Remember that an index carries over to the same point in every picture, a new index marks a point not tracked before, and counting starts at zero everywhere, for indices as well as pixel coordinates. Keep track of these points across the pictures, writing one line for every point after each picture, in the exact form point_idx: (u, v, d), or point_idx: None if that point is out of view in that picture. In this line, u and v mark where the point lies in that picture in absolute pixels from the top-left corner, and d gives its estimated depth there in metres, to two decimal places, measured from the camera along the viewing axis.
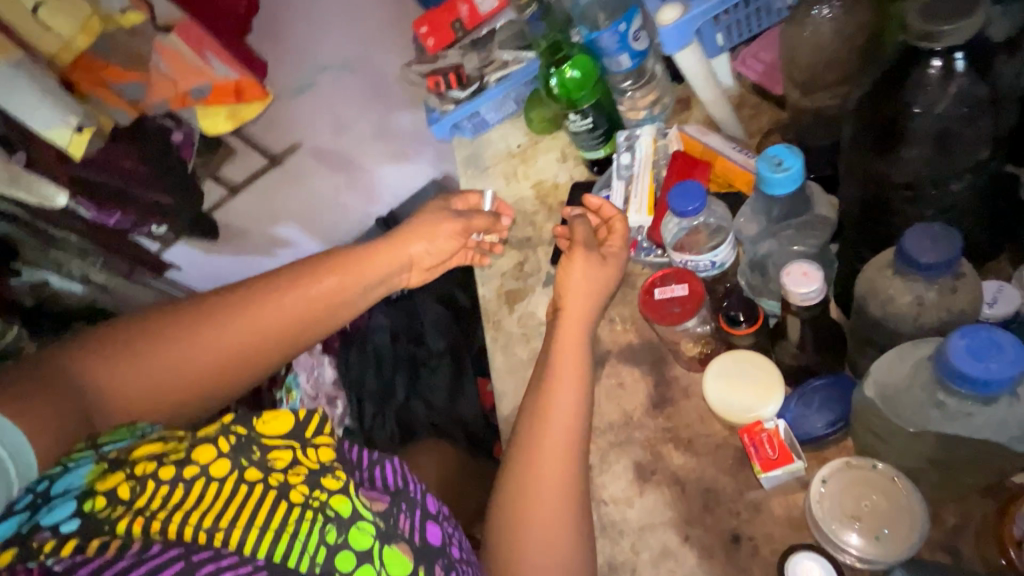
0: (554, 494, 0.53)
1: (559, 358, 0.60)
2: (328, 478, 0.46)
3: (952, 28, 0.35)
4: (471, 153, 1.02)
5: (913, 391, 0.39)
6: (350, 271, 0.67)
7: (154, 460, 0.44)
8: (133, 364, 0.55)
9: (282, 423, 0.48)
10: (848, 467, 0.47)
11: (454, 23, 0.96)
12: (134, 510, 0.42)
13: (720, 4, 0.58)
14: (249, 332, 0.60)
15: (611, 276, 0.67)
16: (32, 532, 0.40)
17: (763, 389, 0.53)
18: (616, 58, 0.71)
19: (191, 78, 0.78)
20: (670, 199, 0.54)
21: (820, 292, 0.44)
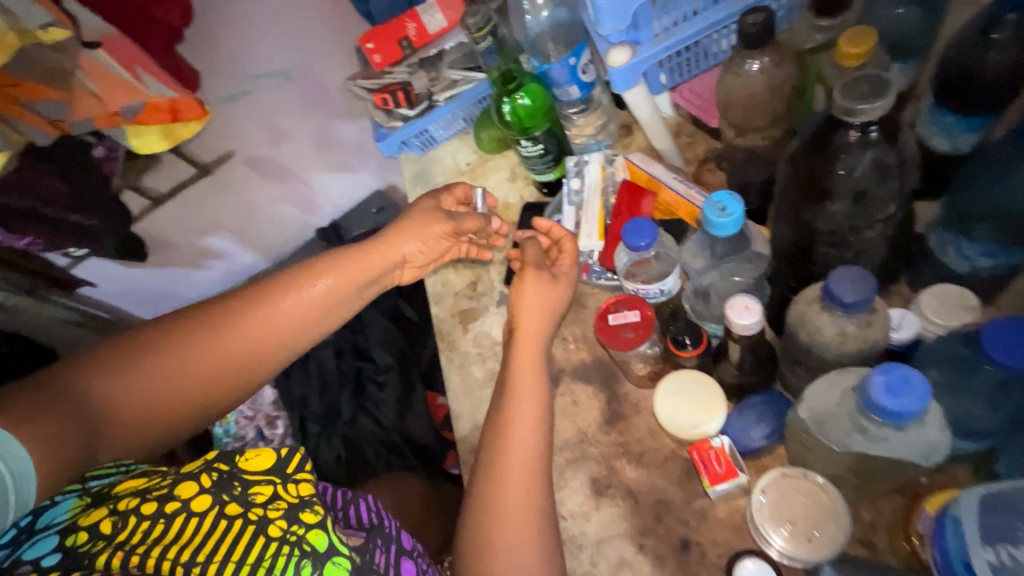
0: (527, 508, 0.53)
1: (517, 372, 0.61)
2: (306, 513, 0.44)
3: (867, 108, 0.40)
4: (420, 169, 1.04)
5: (841, 415, 0.45)
6: (341, 273, 0.63)
7: (138, 495, 0.43)
8: (111, 384, 0.51)
9: (264, 459, 0.46)
10: (783, 477, 0.52)
11: (402, 40, 0.95)
12: (116, 544, 0.40)
13: (668, 48, 0.59)
14: (232, 346, 0.56)
15: (560, 295, 0.67)
16: (13, 567, 0.38)
17: (707, 407, 0.58)
18: (565, 89, 0.73)
19: (122, 97, 0.75)
20: (624, 233, 0.56)
21: (759, 323, 0.48)
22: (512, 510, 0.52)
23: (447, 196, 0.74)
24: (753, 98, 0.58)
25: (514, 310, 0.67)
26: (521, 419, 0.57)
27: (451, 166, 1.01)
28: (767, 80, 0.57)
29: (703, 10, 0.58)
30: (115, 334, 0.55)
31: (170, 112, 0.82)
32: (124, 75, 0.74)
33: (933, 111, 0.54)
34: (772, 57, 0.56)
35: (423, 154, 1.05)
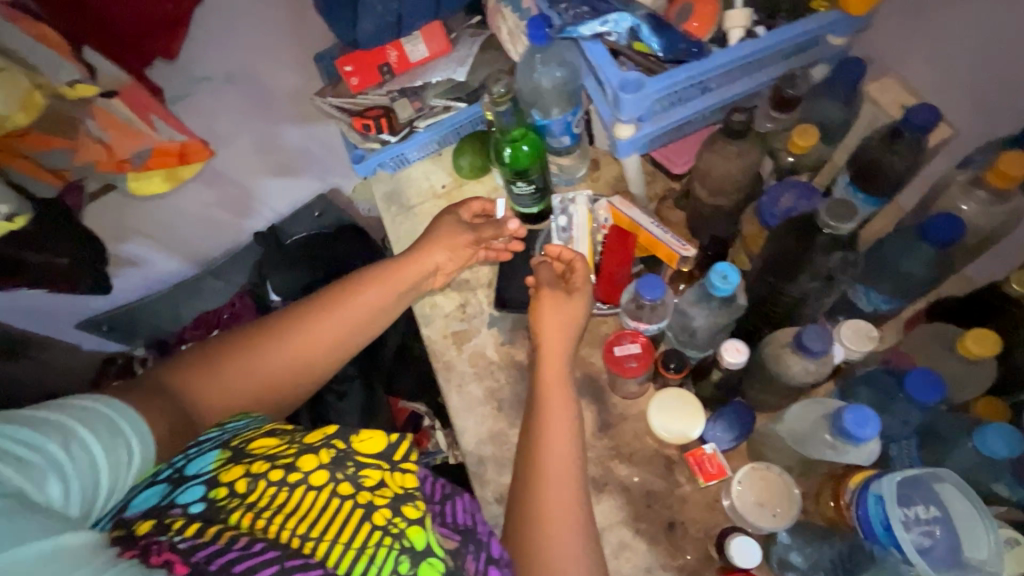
0: (564, 480, 0.65)
1: (545, 385, 0.72)
2: (408, 507, 0.47)
3: (845, 226, 0.56)
4: (392, 190, 1.06)
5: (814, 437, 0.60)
6: (383, 287, 0.76)
7: (269, 461, 0.49)
8: (203, 378, 0.65)
9: (376, 442, 0.51)
10: (754, 469, 0.68)
11: (382, 65, 0.97)
12: (247, 504, 0.46)
13: (663, 126, 0.72)
14: (293, 348, 0.69)
15: (580, 305, 0.78)
16: (168, 507, 0.47)
17: (692, 417, 0.73)
18: (560, 138, 0.84)
19: (129, 144, 0.77)
20: (639, 286, 0.67)
21: (743, 361, 0.63)
22: (548, 475, 0.65)
23: (464, 210, 0.87)
24: (729, 172, 0.73)
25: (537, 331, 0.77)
26: (556, 404, 0.69)
27: (426, 188, 1.04)
28: (741, 159, 0.72)
29: (692, 97, 0.70)
30: (208, 340, 0.70)
31: (178, 154, 0.83)
32: (133, 122, 0.75)
33: (849, 186, 0.70)
34: (746, 144, 0.71)
35: (396, 174, 1.06)
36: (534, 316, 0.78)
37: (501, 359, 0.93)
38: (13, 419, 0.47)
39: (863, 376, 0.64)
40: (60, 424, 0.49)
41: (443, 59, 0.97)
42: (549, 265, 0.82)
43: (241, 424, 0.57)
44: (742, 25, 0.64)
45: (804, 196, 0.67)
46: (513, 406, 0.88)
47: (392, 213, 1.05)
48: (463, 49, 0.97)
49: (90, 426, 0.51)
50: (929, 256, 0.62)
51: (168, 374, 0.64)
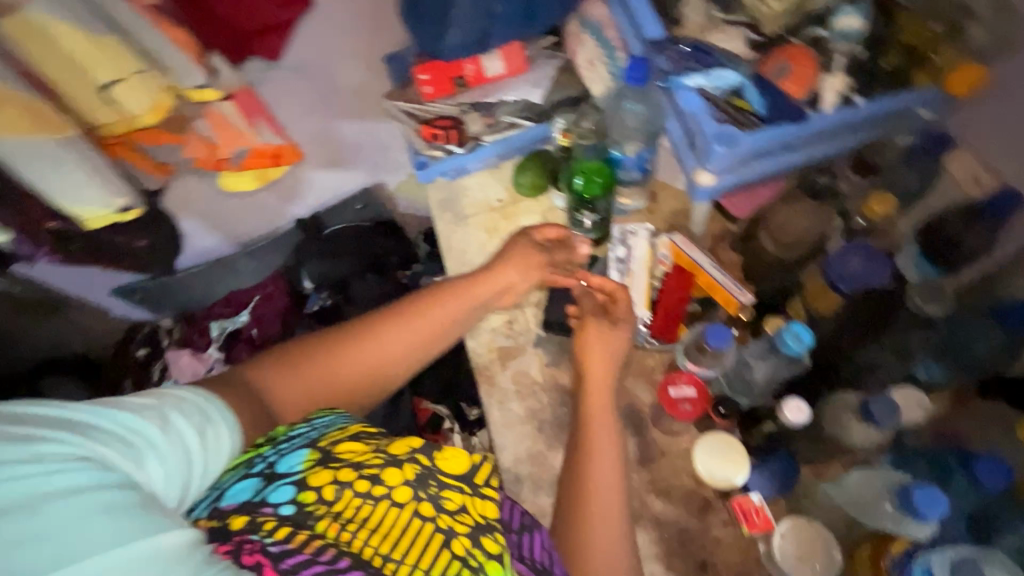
0: (609, 512, 0.65)
1: (592, 413, 0.72)
2: (488, 539, 0.47)
3: (933, 308, 0.68)
4: (448, 199, 1.04)
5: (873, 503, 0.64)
6: (456, 299, 0.78)
7: (355, 469, 0.49)
8: (282, 379, 0.66)
9: (460, 463, 0.50)
10: (795, 523, 0.68)
11: (457, 79, 1.00)
12: (334, 512, 0.46)
13: (745, 176, 0.72)
14: (368, 358, 0.71)
15: (622, 335, 0.79)
16: (260, 504, 0.47)
17: (734, 464, 0.72)
18: (630, 172, 0.88)
19: (232, 143, 1.09)
20: (707, 335, 0.70)
21: (804, 421, 0.65)
22: (595, 503, 0.65)
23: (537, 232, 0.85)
24: (801, 230, 0.76)
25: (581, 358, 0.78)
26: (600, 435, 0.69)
27: (483, 201, 1.02)
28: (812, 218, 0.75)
29: (778, 153, 0.71)
30: (285, 341, 0.71)
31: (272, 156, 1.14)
32: (241, 127, 1.09)
33: (917, 256, 0.70)
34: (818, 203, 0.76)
35: (453, 183, 1.04)
36: (581, 347, 0.79)
37: (544, 380, 0.94)
38: (118, 404, 0.49)
39: (920, 449, 0.66)
40: (156, 410, 0.50)
41: (518, 79, 1.00)
42: (593, 297, 0.82)
43: (327, 420, 0.57)
44: (837, 91, 0.66)
45: (868, 259, 0.67)
46: (554, 428, 0.89)
47: (448, 220, 1.02)
48: (541, 72, 1.00)
49: (182, 413, 0.52)
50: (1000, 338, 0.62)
51: (249, 372, 0.65)
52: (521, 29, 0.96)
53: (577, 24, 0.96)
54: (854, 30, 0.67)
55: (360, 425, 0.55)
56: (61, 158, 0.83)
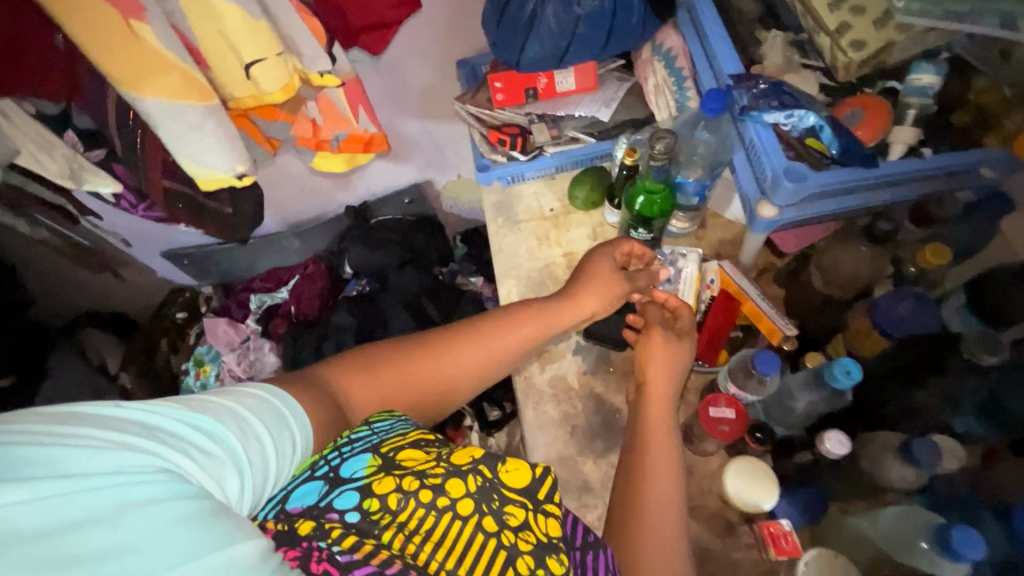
0: (666, 535, 0.65)
1: (649, 433, 0.74)
2: (553, 560, 0.49)
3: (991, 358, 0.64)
4: (501, 202, 1.10)
5: (905, 538, 0.64)
6: (533, 321, 0.82)
7: (418, 478, 0.51)
8: (366, 384, 0.69)
9: (522, 477, 0.53)
10: (820, 552, 0.68)
11: (528, 90, 1.04)
12: (398, 523, 0.48)
13: (804, 214, 0.75)
14: (444, 370, 0.75)
15: (686, 348, 0.83)
16: (327, 509, 0.49)
17: (765, 491, 0.74)
18: (689, 198, 0.90)
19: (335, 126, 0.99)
20: (756, 360, 0.72)
21: (841, 453, 0.67)
22: (657, 503, 0.67)
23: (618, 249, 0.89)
24: (855, 272, 0.78)
25: (643, 365, 0.82)
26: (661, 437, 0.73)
27: (535, 208, 1.08)
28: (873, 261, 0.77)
29: (840, 195, 0.73)
30: (364, 346, 0.74)
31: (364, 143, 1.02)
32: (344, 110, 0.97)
33: (962, 308, 0.71)
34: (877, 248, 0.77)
35: (508, 188, 1.11)
36: (643, 356, 0.83)
37: (579, 388, 0.96)
38: (200, 408, 0.51)
39: (952, 498, 0.67)
40: (234, 414, 0.52)
41: (585, 96, 1.04)
42: (658, 309, 0.87)
43: (387, 425, 0.60)
44: (906, 142, 0.69)
45: (920, 307, 0.70)
46: (586, 434, 0.92)
47: (500, 224, 1.09)
48: (609, 91, 1.03)
49: (259, 418, 0.54)
50: None
51: (334, 372, 0.68)
52: (593, 55, 0.97)
53: (649, 50, 1.00)
54: (929, 87, 0.70)
55: (419, 433, 0.59)
56: (198, 125, 0.75)
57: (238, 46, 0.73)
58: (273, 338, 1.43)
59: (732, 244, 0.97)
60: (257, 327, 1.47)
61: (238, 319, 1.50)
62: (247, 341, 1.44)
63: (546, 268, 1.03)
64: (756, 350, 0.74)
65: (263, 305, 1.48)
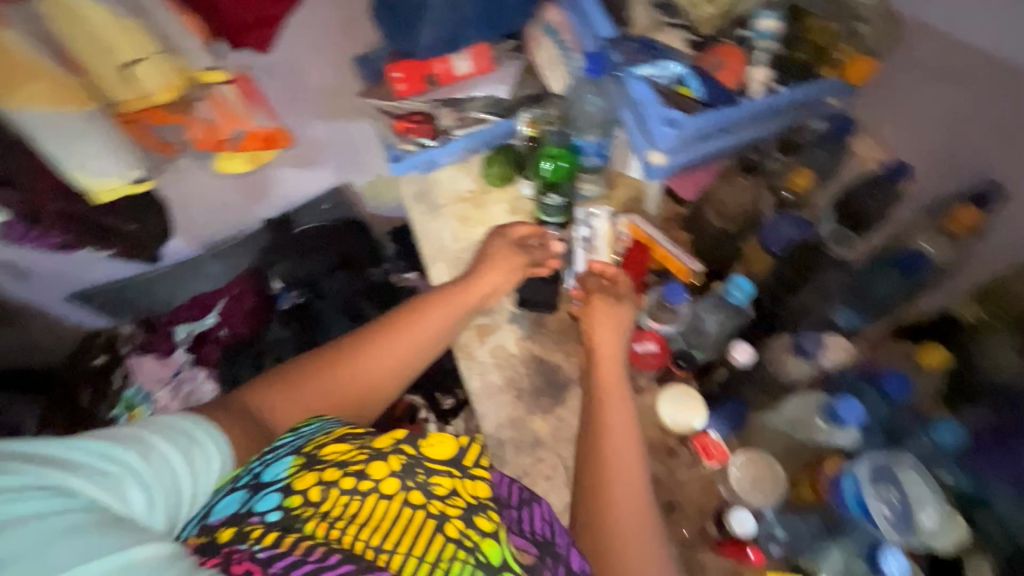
0: (628, 502, 0.67)
1: (605, 400, 0.75)
2: (482, 518, 0.52)
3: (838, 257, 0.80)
4: (420, 190, 1.12)
5: (803, 421, 0.76)
6: (444, 310, 0.86)
7: (340, 466, 0.53)
8: (283, 399, 0.74)
9: (446, 448, 0.57)
10: (747, 453, 0.79)
11: (427, 77, 1.08)
12: (320, 512, 0.50)
13: (688, 157, 0.83)
14: (362, 373, 0.78)
15: (627, 311, 0.84)
16: (248, 515, 0.51)
17: (695, 410, 0.81)
18: (590, 158, 0.99)
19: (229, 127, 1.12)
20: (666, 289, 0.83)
21: (748, 361, 0.76)
22: (617, 472, 0.69)
23: (513, 231, 0.96)
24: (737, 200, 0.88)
25: (590, 337, 0.83)
26: (614, 401, 0.75)
27: (453, 191, 1.11)
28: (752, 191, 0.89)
29: (716, 136, 0.82)
30: (285, 363, 0.79)
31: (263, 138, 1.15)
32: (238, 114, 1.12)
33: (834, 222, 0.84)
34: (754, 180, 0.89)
35: (425, 176, 1.12)
36: (587, 325, 0.83)
37: (520, 353, 1.01)
38: (104, 435, 0.54)
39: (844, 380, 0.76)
40: (138, 440, 0.55)
41: (483, 77, 1.09)
42: (597, 278, 0.88)
43: (314, 429, 0.62)
44: (762, 82, 0.78)
45: (794, 224, 0.81)
46: (531, 394, 0.97)
47: (421, 211, 1.11)
48: (506, 70, 1.08)
49: (166, 441, 0.57)
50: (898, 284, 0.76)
51: (253, 393, 0.73)
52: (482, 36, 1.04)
53: (536, 28, 1.06)
54: (772, 31, 0.79)
55: (346, 430, 0.61)
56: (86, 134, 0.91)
57: (115, 53, 0.95)
58: (207, 365, 1.36)
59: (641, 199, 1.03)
60: (187, 357, 1.38)
61: (164, 352, 1.41)
62: (179, 373, 1.36)
63: (472, 246, 1.07)
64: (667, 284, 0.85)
65: (191, 333, 1.40)
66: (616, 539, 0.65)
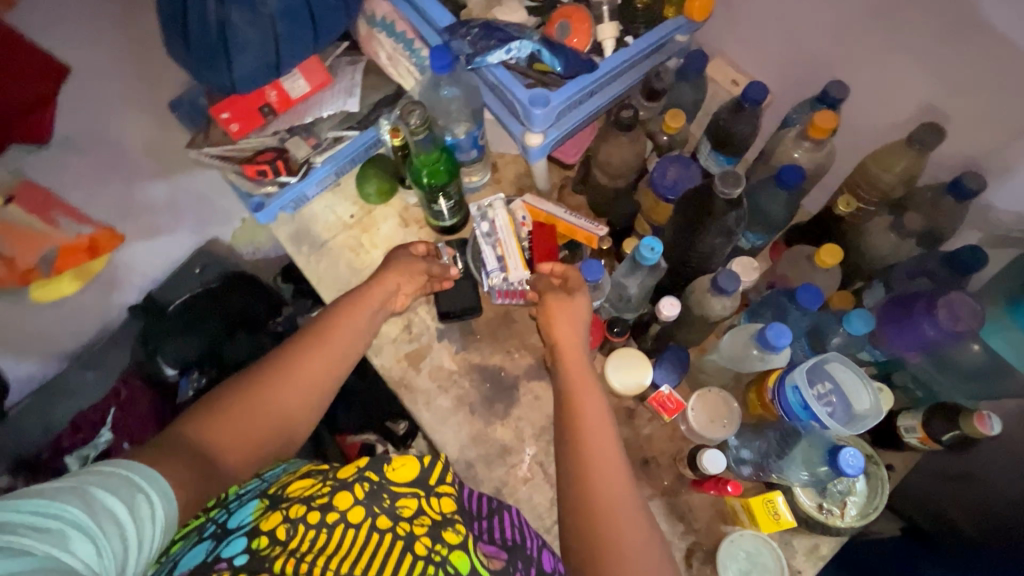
0: (613, 479, 0.64)
1: (570, 385, 0.73)
2: (449, 534, 0.58)
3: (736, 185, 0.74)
4: (296, 231, 1.03)
5: (741, 355, 0.74)
6: (354, 313, 0.82)
7: (304, 503, 0.55)
8: (216, 423, 0.64)
9: (410, 470, 0.62)
10: (700, 394, 0.82)
11: (262, 107, 0.95)
12: (289, 549, 0.53)
13: (564, 129, 0.81)
14: (300, 376, 0.72)
15: (583, 305, 0.79)
16: (215, 562, 0.52)
17: (640, 369, 0.84)
18: (469, 151, 0.90)
19: (39, 245, 1.00)
20: (582, 270, 0.79)
21: (675, 313, 0.77)
22: (595, 452, 0.66)
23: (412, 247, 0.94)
24: (626, 158, 0.85)
25: (549, 332, 0.79)
26: (587, 392, 0.72)
27: (335, 221, 1.03)
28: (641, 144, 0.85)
29: (584, 101, 0.80)
30: (207, 393, 0.69)
31: (87, 247, 1.06)
32: (39, 226, 1.00)
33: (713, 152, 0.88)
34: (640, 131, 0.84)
35: (296, 214, 1.03)
36: (546, 323, 0.79)
37: (460, 367, 0.97)
38: (29, 492, 0.45)
39: (763, 299, 0.79)
40: (74, 489, 0.47)
41: (323, 92, 0.97)
42: (547, 280, 0.82)
43: (276, 471, 0.66)
44: (612, 37, 0.76)
45: (682, 165, 0.82)
46: (484, 404, 0.94)
47: (306, 252, 1.02)
48: (346, 80, 0.98)
49: (107, 487, 0.49)
50: (786, 198, 0.80)
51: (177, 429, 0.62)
52: (310, 49, 0.89)
53: (365, 25, 0.95)
54: None
55: (307, 466, 0.63)
56: None
57: None
58: None
59: (526, 176, 1.02)
60: None
61: None
62: None
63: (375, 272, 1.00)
64: (582, 264, 0.81)
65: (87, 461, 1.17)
66: (611, 527, 0.61)
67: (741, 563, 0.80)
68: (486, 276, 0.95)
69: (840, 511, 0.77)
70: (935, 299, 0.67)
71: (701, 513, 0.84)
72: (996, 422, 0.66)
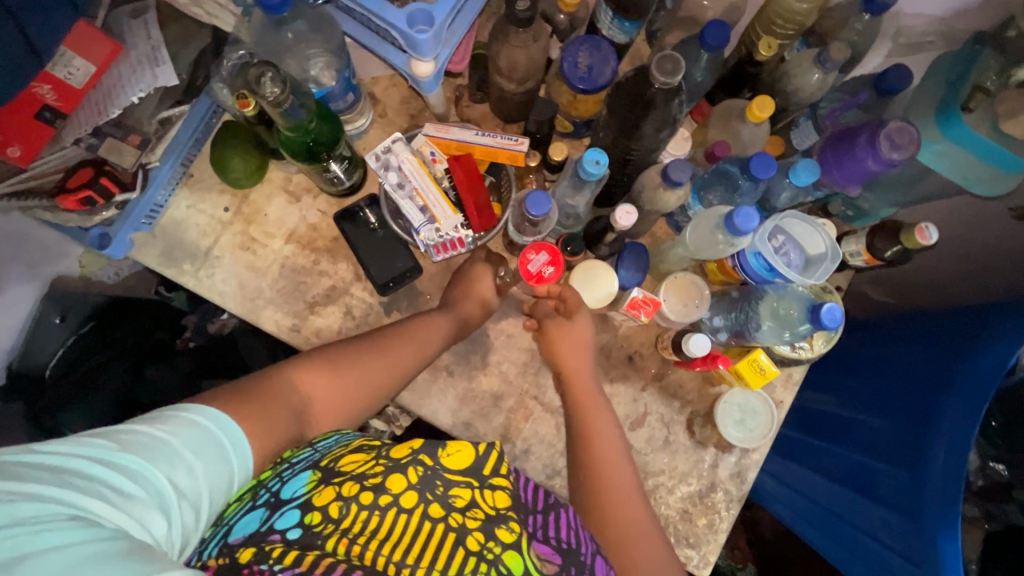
0: (627, 508, 0.69)
1: (580, 408, 0.77)
2: (503, 530, 0.50)
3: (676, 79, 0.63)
4: (166, 247, 0.83)
5: (704, 241, 0.75)
6: (422, 339, 0.75)
7: (360, 484, 0.50)
8: (316, 384, 0.65)
9: (465, 457, 0.53)
10: (670, 280, 0.83)
11: (41, 112, 0.68)
12: (342, 529, 0.48)
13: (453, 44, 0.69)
14: (390, 368, 0.71)
15: (584, 330, 0.81)
16: (268, 531, 0.49)
17: (605, 280, 0.80)
18: (344, 97, 0.74)
19: None
20: (527, 205, 0.71)
21: (633, 221, 0.72)
22: (608, 472, 0.71)
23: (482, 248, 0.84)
24: (533, 59, 0.74)
25: (554, 357, 0.81)
26: (600, 426, 0.75)
27: (210, 220, 0.84)
28: (543, 33, 0.73)
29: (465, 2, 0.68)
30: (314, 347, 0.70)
31: None
32: None
33: (614, 19, 0.75)
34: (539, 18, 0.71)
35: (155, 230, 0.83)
36: (551, 350, 0.82)
37: None
38: (126, 444, 0.46)
39: (712, 172, 0.77)
40: (163, 448, 0.47)
41: (120, 64, 0.72)
42: (545, 303, 0.84)
43: (331, 440, 0.59)
44: None
45: (593, 48, 0.70)
46: (460, 362, 0.88)
47: (190, 270, 0.83)
48: (142, 40, 0.72)
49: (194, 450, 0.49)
50: (708, 57, 0.73)
51: (282, 377, 0.63)
52: (72, 14, 0.63)
53: None
54: None
55: (363, 439, 0.58)
56: None
57: None
58: None
59: (415, 103, 0.87)
60: None
61: None
62: None
63: (284, 265, 0.85)
64: (526, 197, 0.73)
65: None
66: (630, 544, 0.67)
67: (735, 415, 0.87)
68: (414, 233, 0.83)
69: (810, 345, 0.84)
70: (876, 132, 0.67)
71: (691, 385, 0.89)
72: (933, 232, 0.71)
